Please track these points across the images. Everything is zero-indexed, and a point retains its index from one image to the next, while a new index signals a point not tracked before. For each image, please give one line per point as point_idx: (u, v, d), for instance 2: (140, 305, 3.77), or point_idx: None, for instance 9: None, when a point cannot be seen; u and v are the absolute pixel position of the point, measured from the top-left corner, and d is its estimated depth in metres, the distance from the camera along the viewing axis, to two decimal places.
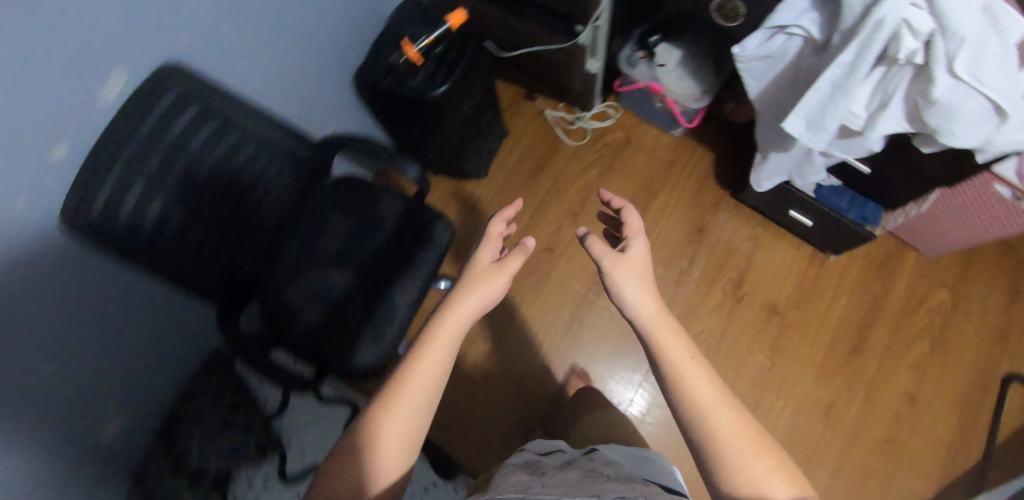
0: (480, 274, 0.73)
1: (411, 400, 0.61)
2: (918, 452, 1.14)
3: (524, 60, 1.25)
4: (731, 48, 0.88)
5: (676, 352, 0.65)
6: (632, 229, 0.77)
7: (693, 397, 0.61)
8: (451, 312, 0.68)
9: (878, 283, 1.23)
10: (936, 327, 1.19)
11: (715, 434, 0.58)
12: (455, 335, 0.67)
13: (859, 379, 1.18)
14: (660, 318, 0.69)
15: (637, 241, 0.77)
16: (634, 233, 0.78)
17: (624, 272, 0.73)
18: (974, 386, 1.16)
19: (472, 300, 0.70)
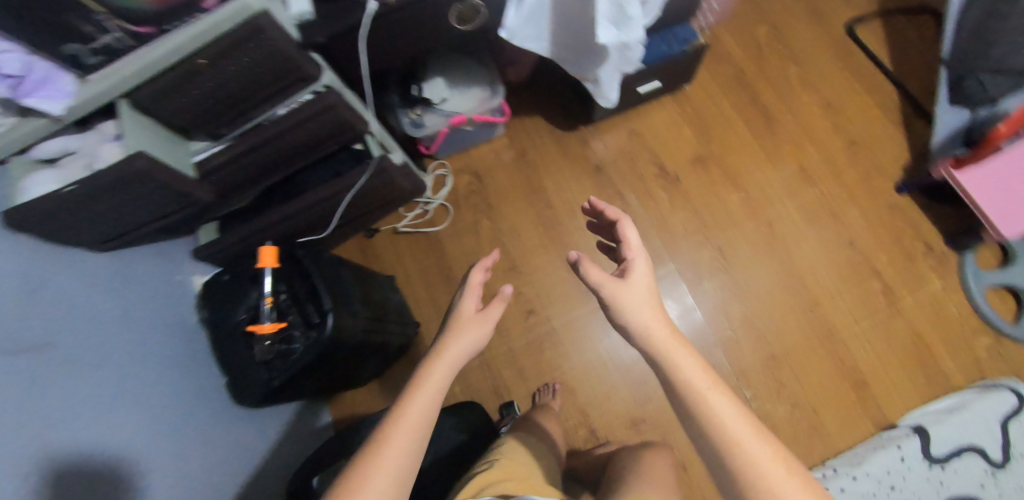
0: (462, 323, 0.63)
1: (400, 441, 0.50)
2: (873, 129, 1.23)
3: (347, 215, 1.13)
4: (500, 36, 0.89)
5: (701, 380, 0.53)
6: (628, 243, 0.65)
7: (719, 426, 0.50)
8: (438, 358, 0.59)
9: (725, 65, 1.29)
10: (786, 50, 1.29)
11: (753, 469, 0.47)
12: (443, 379, 0.57)
13: (792, 132, 1.25)
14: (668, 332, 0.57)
15: (633, 255, 0.63)
16: (626, 241, 0.65)
17: (638, 305, 0.60)
18: (844, 55, 1.28)
19: (454, 346, 0.60)
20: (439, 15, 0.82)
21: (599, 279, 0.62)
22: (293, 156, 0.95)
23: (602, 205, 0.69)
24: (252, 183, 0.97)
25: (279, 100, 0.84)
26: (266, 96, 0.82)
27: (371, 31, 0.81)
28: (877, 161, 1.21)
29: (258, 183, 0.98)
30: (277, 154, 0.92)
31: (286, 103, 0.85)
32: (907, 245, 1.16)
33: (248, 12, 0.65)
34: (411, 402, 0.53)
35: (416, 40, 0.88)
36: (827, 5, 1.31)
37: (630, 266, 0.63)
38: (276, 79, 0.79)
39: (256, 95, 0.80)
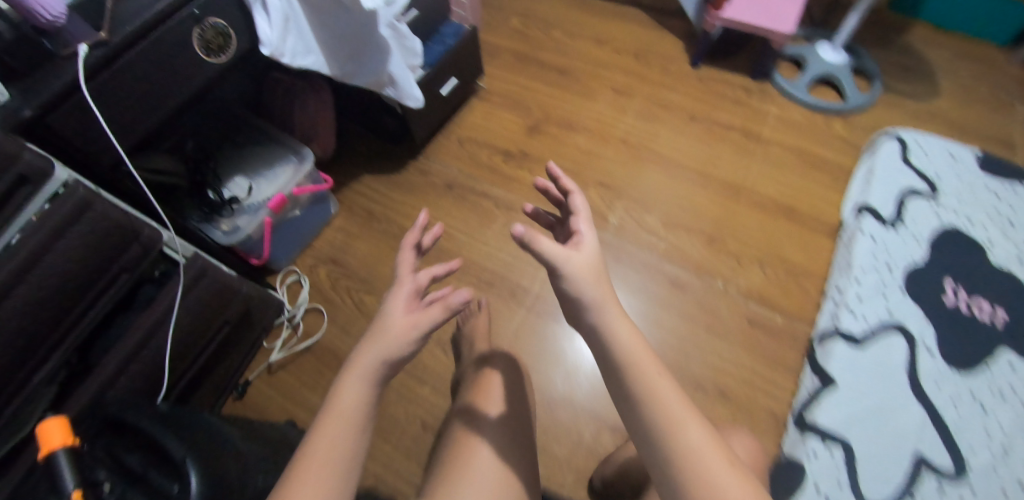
0: (387, 333, 0.54)
1: (313, 477, 0.46)
2: (642, 37, 1.33)
3: (195, 359, 0.88)
4: (265, 56, 0.78)
5: (653, 369, 0.47)
6: (579, 216, 0.60)
7: (659, 414, 0.45)
8: (352, 375, 0.53)
9: (500, 53, 1.32)
10: (535, 20, 1.37)
11: (689, 463, 0.42)
12: (352, 420, 0.50)
13: (587, 67, 1.28)
14: (617, 311, 0.51)
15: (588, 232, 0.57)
16: (579, 215, 0.60)
17: (596, 277, 0.53)
18: (584, 5, 1.39)
19: (372, 355, 0.53)
20: (180, 49, 0.72)
21: (556, 256, 0.53)
22: (70, 303, 0.70)
23: (560, 174, 0.63)
24: (30, 367, 0.68)
25: (9, 225, 0.61)
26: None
27: (97, 91, 0.65)
28: (662, 55, 1.30)
29: (38, 371, 0.70)
30: (42, 308, 0.66)
31: (18, 227, 0.62)
32: (732, 98, 1.24)
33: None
34: (323, 430, 0.49)
35: (158, 98, 0.73)
36: None
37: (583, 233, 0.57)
38: None
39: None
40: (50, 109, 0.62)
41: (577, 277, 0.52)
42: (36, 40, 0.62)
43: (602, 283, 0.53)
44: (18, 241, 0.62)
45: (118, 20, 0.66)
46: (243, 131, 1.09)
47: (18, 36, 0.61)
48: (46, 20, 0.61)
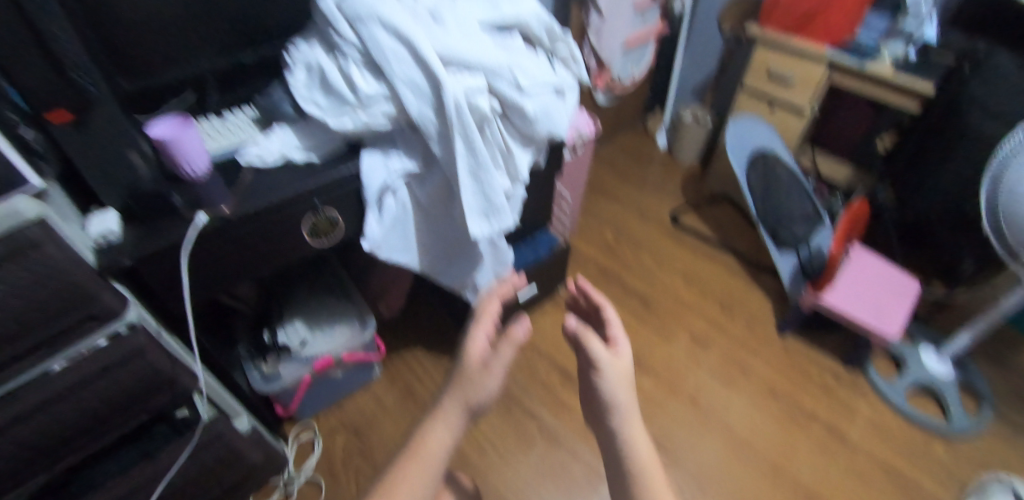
0: (469, 374, 0.69)
1: None
2: (731, 289, 1.32)
3: None
4: (362, 249, 0.75)
5: (657, 473, 0.57)
6: (614, 325, 0.70)
7: None
8: (438, 419, 0.66)
9: (588, 264, 1.36)
10: (630, 243, 1.42)
11: None
12: (438, 454, 0.64)
13: (670, 307, 1.28)
14: (636, 417, 0.61)
15: (621, 340, 0.68)
16: (613, 327, 0.70)
17: (623, 381, 0.64)
18: (679, 238, 1.45)
19: (457, 398, 0.68)
20: (285, 235, 0.70)
21: (599, 359, 0.64)
22: (81, 434, 0.64)
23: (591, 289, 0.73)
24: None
25: (59, 352, 0.58)
26: (40, 344, 0.56)
27: (195, 261, 0.65)
28: (748, 312, 1.27)
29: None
30: (44, 440, 0.60)
31: (67, 355, 0.59)
32: (816, 381, 1.15)
33: (8, 219, 0.48)
34: (411, 459, 0.63)
35: (255, 267, 0.72)
36: (648, 208, 1.53)
37: (616, 341, 0.68)
38: (48, 321, 0.54)
39: (13, 351, 0.53)
40: (147, 261, 0.60)
41: (609, 381, 0.63)
42: (166, 193, 0.64)
43: (628, 388, 0.63)
44: (58, 371, 0.59)
45: (245, 195, 0.66)
46: (323, 274, 1.05)
47: (154, 188, 0.63)
48: (188, 175, 0.66)
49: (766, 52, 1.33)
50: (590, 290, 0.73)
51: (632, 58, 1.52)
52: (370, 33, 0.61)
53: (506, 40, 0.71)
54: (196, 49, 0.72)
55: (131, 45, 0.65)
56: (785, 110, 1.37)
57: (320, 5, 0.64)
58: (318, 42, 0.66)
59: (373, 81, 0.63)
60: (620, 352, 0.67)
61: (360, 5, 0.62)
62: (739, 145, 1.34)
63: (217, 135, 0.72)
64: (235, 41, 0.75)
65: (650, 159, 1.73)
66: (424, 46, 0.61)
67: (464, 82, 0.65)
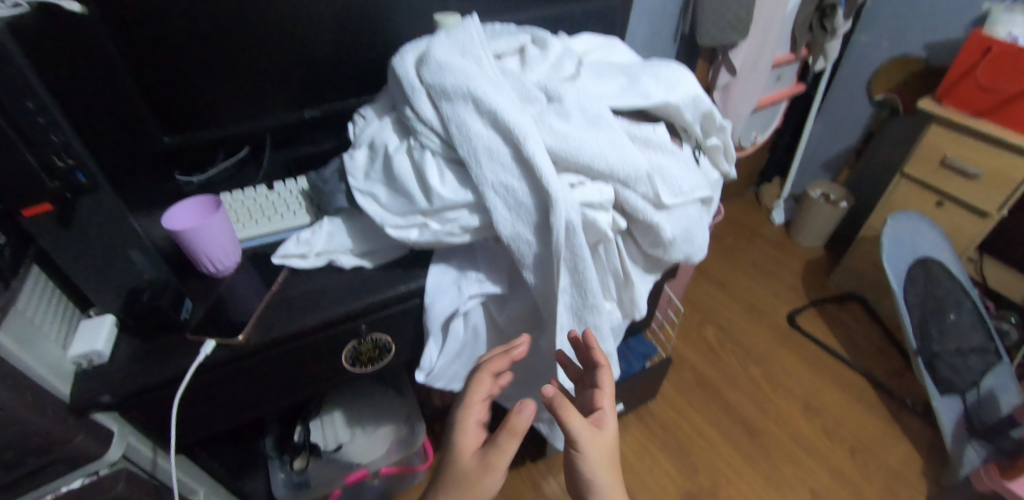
0: (460, 477, 0.42)
1: None
2: (864, 430, 1.05)
3: None
4: (415, 380, 0.56)
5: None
6: (603, 392, 0.45)
7: None
8: None
9: (682, 367, 1.12)
10: (735, 347, 1.18)
11: None
12: None
13: (784, 443, 1.01)
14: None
15: (607, 404, 0.45)
16: (602, 390, 0.46)
17: (614, 471, 0.42)
18: (798, 347, 1.18)
19: None
20: (321, 361, 0.54)
21: (579, 432, 0.41)
22: None
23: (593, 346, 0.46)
24: None
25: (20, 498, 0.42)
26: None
27: (194, 392, 0.49)
28: (889, 469, 0.99)
29: None
30: None
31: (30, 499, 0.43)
32: None
33: None
34: None
35: (278, 396, 0.55)
36: (759, 301, 1.28)
37: (605, 413, 0.44)
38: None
39: None
40: (131, 397, 0.46)
41: (593, 464, 0.40)
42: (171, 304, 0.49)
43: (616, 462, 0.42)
44: None
45: (278, 311, 0.50)
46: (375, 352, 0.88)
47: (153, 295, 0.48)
48: (207, 270, 0.52)
49: (942, 138, 1.04)
50: (597, 348, 0.46)
51: (757, 121, 1.27)
52: (458, 117, 0.42)
53: (649, 129, 0.47)
54: (266, 101, 0.60)
55: (181, 84, 0.54)
56: (960, 208, 1.08)
57: (400, 72, 0.47)
58: (390, 121, 0.49)
59: (456, 181, 0.44)
60: (606, 420, 0.44)
61: (450, 77, 0.43)
62: (897, 249, 1.06)
63: (251, 221, 0.57)
64: (306, 98, 0.62)
65: (764, 236, 1.46)
66: (535, 140, 0.41)
67: (582, 194, 0.44)
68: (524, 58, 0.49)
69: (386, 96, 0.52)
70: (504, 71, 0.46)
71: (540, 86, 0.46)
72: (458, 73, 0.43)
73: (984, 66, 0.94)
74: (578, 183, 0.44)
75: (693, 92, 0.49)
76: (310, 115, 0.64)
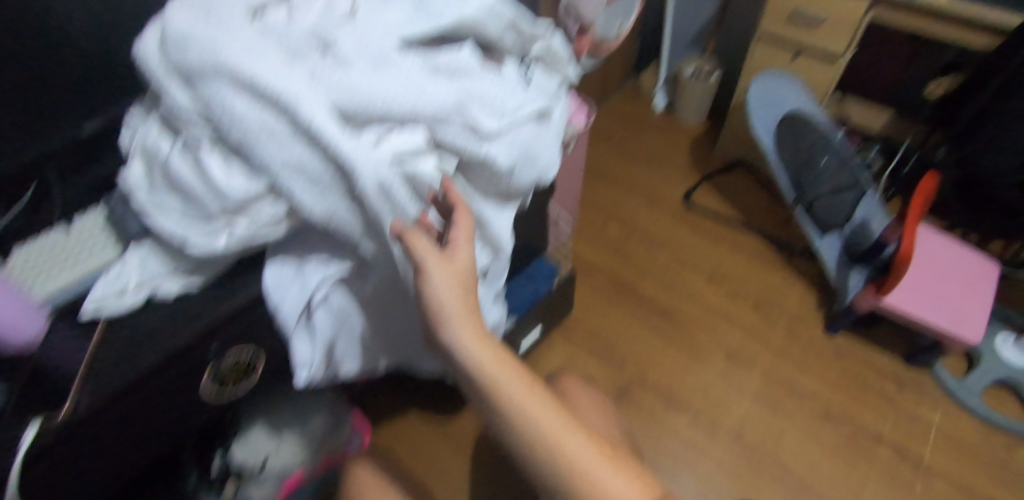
0: None
1: None
2: (763, 284, 1.14)
3: None
4: (297, 381, 0.52)
5: (507, 372, 0.46)
6: (458, 227, 0.44)
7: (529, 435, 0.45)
8: None
9: (596, 274, 1.15)
10: (641, 240, 1.21)
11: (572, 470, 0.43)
12: None
13: (697, 317, 1.09)
14: (472, 319, 0.45)
15: (463, 240, 0.45)
16: (457, 226, 0.44)
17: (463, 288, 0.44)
18: (697, 224, 1.24)
19: None
20: (181, 395, 0.49)
21: (425, 259, 0.42)
22: None
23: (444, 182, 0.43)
24: None
25: None
26: None
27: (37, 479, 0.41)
28: (788, 312, 1.10)
29: None
30: None
31: None
32: (872, 386, 1.02)
33: None
34: None
35: (149, 443, 0.51)
36: (656, 189, 1.31)
37: (459, 241, 0.44)
38: None
39: None
40: None
41: (440, 290, 0.43)
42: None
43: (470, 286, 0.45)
44: None
45: (106, 361, 0.43)
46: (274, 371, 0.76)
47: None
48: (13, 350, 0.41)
49: None
50: (450, 191, 0.43)
51: (618, 9, 1.22)
52: (216, 97, 0.36)
53: (452, 54, 0.42)
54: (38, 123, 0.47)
55: None
56: (813, 56, 1.11)
57: (144, 58, 0.39)
58: (158, 119, 0.42)
59: (244, 169, 0.38)
60: (459, 251, 0.44)
61: (191, 50, 0.36)
62: (765, 109, 1.10)
63: (57, 267, 0.47)
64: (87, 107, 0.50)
65: (650, 123, 1.48)
66: (309, 103, 0.35)
67: (390, 146, 0.39)
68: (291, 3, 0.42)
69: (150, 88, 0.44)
70: (264, 26, 0.39)
71: (310, 36, 0.39)
72: (201, 43, 0.36)
73: None
74: (384, 136, 0.39)
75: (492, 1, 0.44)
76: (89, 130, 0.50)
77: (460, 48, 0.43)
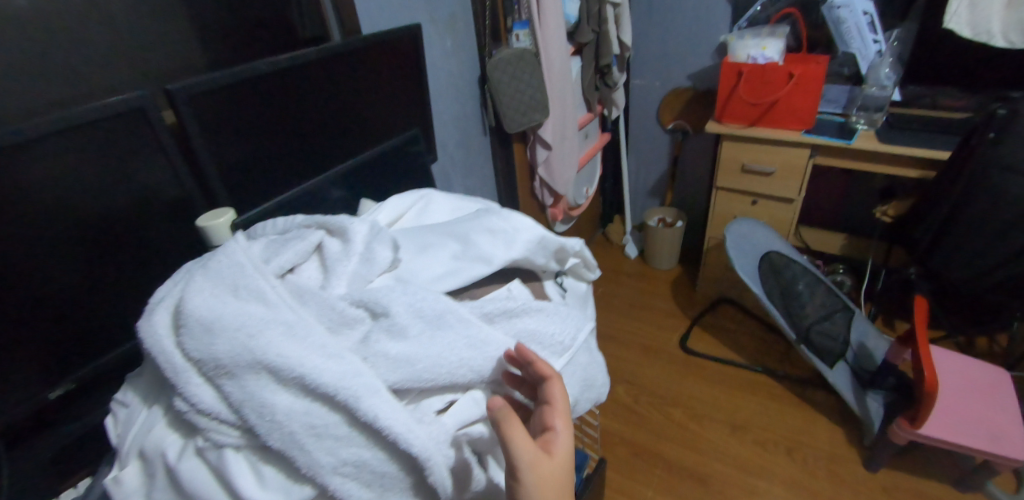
0: None
1: None
2: (788, 425, 1.09)
3: None
4: None
5: None
6: (555, 409, 0.35)
7: None
8: None
9: (616, 446, 1.06)
10: (652, 397, 1.16)
11: None
12: None
13: (734, 477, 1.00)
14: None
15: (562, 425, 0.35)
16: (553, 408, 0.35)
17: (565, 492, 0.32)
18: (702, 369, 1.21)
19: None
20: None
21: (521, 456, 0.32)
22: None
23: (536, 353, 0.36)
24: None
25: None
26: None
27: None
28: (824, 454, 1.03)
29: None
30: None
31: None
32: None
33: None
34: None
35: None
36: (651, 338, 1.30)
37: (558, 429, 0.35)
38: None
39: None
40: None
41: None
42: None
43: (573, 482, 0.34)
44: None
45: None
46: None
47: None
48: None
49: (732, 148, 1.18)
50: (535, 359, 0.36)
51: (584, 176, 1.32)
52: (253, 396, 0.30)
53: (501, 295, 0.40)
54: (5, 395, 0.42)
55: None
56: (768, 201, 1.22)
57: (152, 345, 0.33)
58: (164, 413, 0.35)
59: (280, 474, 0.31)
60: (558, 443, 0.34)
61: (221, 341, 0.31)
62: (742, 251, 1.16)
63: None
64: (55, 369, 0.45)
65: (627, 272, 1.52)
66: (370, 392, 0.30)
67: (456, 417, 0.34)
68: (323, 259, 0.38)
69: (149, 369, 0.37)
70: (299, 292, 0.35)
71: (353, 297, 0.35)
72: (232, 330, 0.31)
73: (743, 84, 1.11)
74: (445, 405, 0.35)
75: (539, 232, 0.44)
76: (54, 396, 0.45)
77: (509, 286, 0.42)
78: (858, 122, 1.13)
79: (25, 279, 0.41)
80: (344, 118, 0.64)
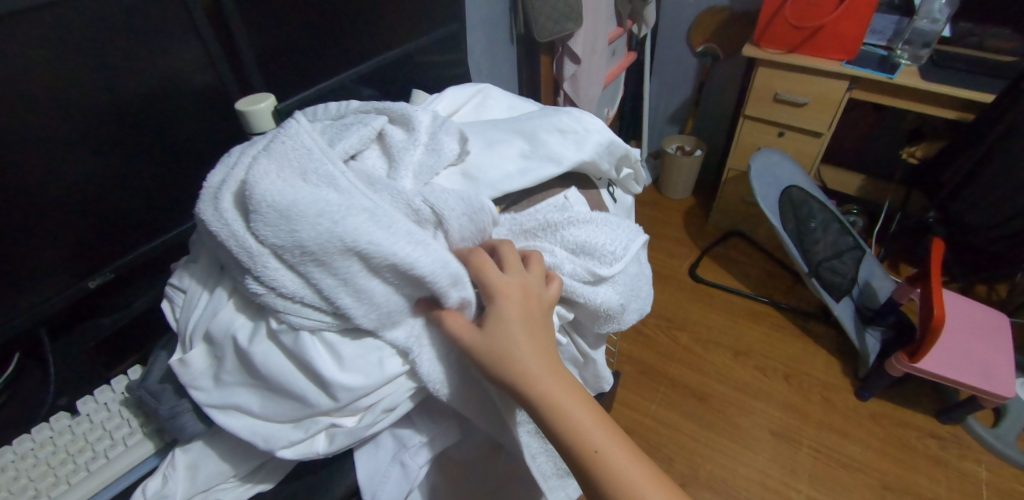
0: None
1: None
2: (787, 353, 1.13)
3: None
4: None
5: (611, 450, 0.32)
6: (483, 287, 0.35)
7: None
8: None
9: (622, 363, 1.10)
10: (659, 320, 1.19)
11: None
12: None
13: (732, 397, 1.05)
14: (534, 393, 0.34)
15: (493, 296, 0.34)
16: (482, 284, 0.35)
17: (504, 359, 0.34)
18: (708, 297, 1.24)
19: None
20: None
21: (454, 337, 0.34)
22: None
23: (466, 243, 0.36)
24: None
25: None
26: None
27: None
28: (818, 381, 1.08)
29: None
30: None
31: None
32: (921, 449, 0.99)
33: None
34: None
35: None
36: (661, 266, 1.31)
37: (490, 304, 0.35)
38: None
39: None
40: None
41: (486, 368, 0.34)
42: None
43: (538, 338, 0.35)
44: None
45: None
46: None
47: None
48: None
49: (767, 76, 1.13)
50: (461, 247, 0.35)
51: (607, 97, 1.27)
52: (347, 280, 0.30)
53: (558, 201, 0.42)
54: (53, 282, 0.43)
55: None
56: (796, 133, 1.19)
57: (219, 228, 0.31)
58: (230, 297, 0.34)
59: (361, 358, 0.33)
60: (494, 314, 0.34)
61: (307, 226, 0.29)
62: (765, 185, 1.14)
63: (82, 469, 0.41)
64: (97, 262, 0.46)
65: (640, 200, 1.50)
66: (453, 278, 0.32)
67: None
68: (387, 147, 0.36)
69: (205, 253, 0.36)
70: (369, 179, 0.33)
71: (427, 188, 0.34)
72: (317, 216, 0.29)
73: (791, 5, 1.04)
74: None
75: (606, 137, 0.43)
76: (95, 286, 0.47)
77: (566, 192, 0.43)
78: (902, 56, 1.08)
79: (62, 152, 0.40)
80: (381, 6, 0.59)
